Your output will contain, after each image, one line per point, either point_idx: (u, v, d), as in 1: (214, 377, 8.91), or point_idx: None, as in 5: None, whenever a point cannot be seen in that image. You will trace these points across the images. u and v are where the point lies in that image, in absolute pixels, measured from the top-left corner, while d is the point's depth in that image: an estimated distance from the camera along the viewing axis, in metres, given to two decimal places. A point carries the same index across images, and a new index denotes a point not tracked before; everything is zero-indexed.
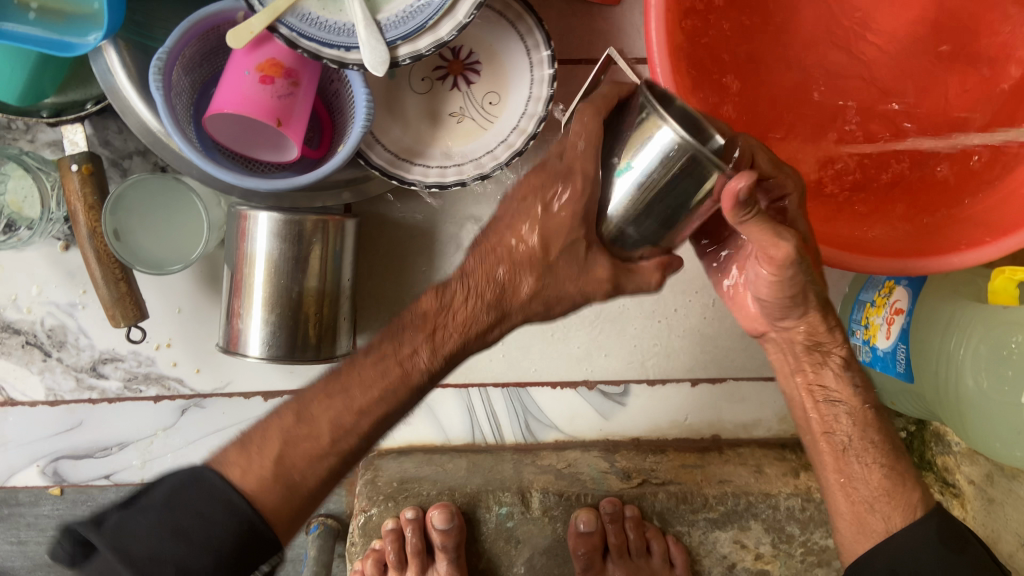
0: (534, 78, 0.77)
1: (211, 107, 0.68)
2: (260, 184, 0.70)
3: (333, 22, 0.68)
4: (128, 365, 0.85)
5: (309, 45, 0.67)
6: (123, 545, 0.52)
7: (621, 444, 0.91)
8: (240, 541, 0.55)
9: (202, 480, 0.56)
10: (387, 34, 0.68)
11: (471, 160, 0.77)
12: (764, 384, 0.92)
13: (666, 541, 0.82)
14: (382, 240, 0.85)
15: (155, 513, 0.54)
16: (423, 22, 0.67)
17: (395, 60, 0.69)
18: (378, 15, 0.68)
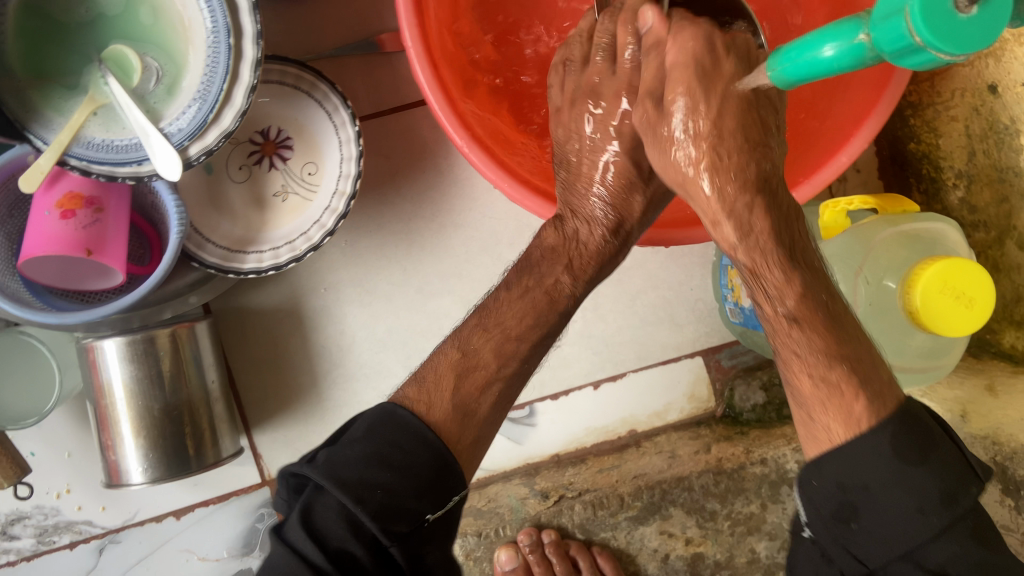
0: (341, 139, 0.77)
1: (22, 255, 0.68)
2: (87, 313, 0.69)
3: (119, 141, 0.69)
4: (35, 520, 0.84)
5: (102, 170, 0.67)
6: (338, 473, 0.49)
7: (541, 466, 0.89)
8: (437, 472, 0.52)
9: (396, 415, 0.54)
10: (174, 139, 0.69)
11: (301, 234, 0.78)
12: (663, 369, 0.90)
13: (591, 552, 0.90)
14: (249, 333, 0.85)
15: (361, 444, 0.51)
16: (204, 117, 0.68)
17: (189, 161, 0.69)
18: (161, 123, 0.69)
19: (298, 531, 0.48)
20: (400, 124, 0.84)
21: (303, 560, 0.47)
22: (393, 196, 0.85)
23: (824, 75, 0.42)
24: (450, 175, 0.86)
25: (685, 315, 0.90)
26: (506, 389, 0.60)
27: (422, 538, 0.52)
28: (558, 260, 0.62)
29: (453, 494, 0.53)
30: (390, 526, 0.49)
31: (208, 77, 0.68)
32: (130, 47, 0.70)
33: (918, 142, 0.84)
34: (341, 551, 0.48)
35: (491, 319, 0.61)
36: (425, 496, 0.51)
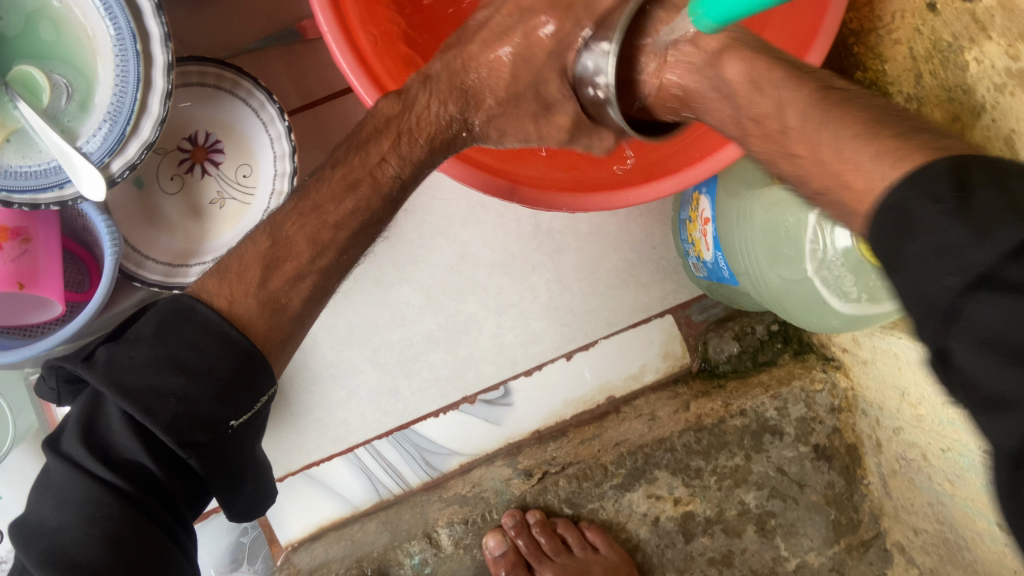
0: (272, 136, 0.74)
1: None
2: (29, 348, 0.67)
3: (37, 166, 0.66)
4: (12, 564, 0.81)
5: (23, 198, 0.65)
6: (120, 380, 0.50)
7: (522, 443, 0.89)
8: (236, 370, 0.54)
9: (192, 313, 0.54)
10: (92, 155, 0.66)
11: (242, 240, 0.75)
12: (634, 332, 0.89)
13: (580, 530, 0.87)
14: None
15: (152, 346, 0.52)
16: (122, 130, 0.65)
17: (112, 178, 0.66)
18: (77, 142, 0.66)
19: (77, 445, 0.52)
20: (335, 114, 0.81)
21: (88, 474, 0.51)
22: None
23: (746, 13, 0.40)
24: None
25: (649, 274, 0.89)
26: (320, 281, 0.60)
27: (228, 442, 0.55)
28: (387, 133, 0.58)
29: (259, 394, 0.55)
30: (189, 436, 0.52)
31: (119, 88, 0.65)
32: (35, 66, 0.66)
33: (864, 70, 0.82)
34: (129, 456, 0.51)
35: (309, 203, 0.58)
36: (223, 401, 0.53)
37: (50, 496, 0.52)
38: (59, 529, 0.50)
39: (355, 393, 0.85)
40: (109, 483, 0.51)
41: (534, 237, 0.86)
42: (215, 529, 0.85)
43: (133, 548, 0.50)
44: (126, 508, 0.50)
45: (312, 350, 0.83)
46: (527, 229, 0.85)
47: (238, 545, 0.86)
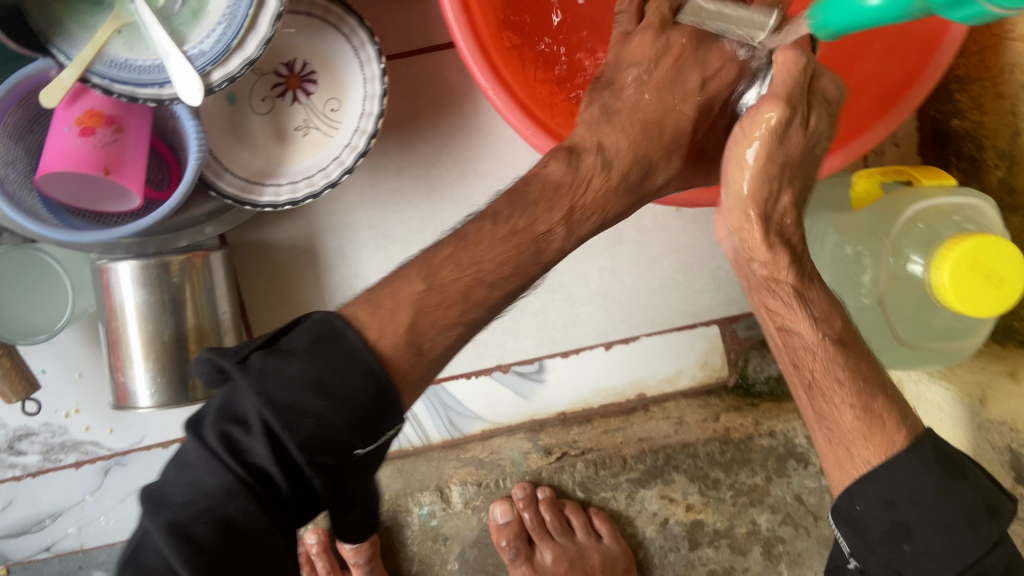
0: (366, 76, 0.76)
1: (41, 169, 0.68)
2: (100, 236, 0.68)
3: (142, 61, 0.68)
4: (43, 437, 0.85)
5: (124, 89, 0.67)
6: (269, 392, 0.44)
7: (546, 422, 0.90)
8: (376, 403, 0.46)
9: (344, 337, 0.47)
10: (196, 63, 0.68)
11: (320, 170, 0.76)
12: (678, 335, 0.90)
13: (587, 515, 0.90)
14: (262, 265, 0.84)
15: (303, 361, 0.45)
16: (228, 43, 0.67)
17: (210, 88, 0.68)
18: (185, 46, 0.68)
19: (213, 435, 0.44)
20: (429, 66, 0.82)
21: (224, 468, 0.43)
22: (416, 141, 0.84)
23: (864, 24, 0.40)
24: (474, 121, 0.84)
25: (704, 281, 0.89)
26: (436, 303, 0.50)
27: (353, 469, 0.47)
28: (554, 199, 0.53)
29: (391, 428, 0.48)
30: (317, 456, 0.45)
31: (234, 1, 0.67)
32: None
33: (962, 119, 0.80)
34: (262, 465, 0.44)
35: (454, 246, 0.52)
36: (360, 430, 0.45)
37: (179, 470, 0.45)
38: (183, 506, 0.43)
39: None
40: (239, 482, 0.43)
41: None
42: None
43: (224, 574, 0.41)
44: (254, 505, 0.43)
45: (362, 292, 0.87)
46: None
47: None
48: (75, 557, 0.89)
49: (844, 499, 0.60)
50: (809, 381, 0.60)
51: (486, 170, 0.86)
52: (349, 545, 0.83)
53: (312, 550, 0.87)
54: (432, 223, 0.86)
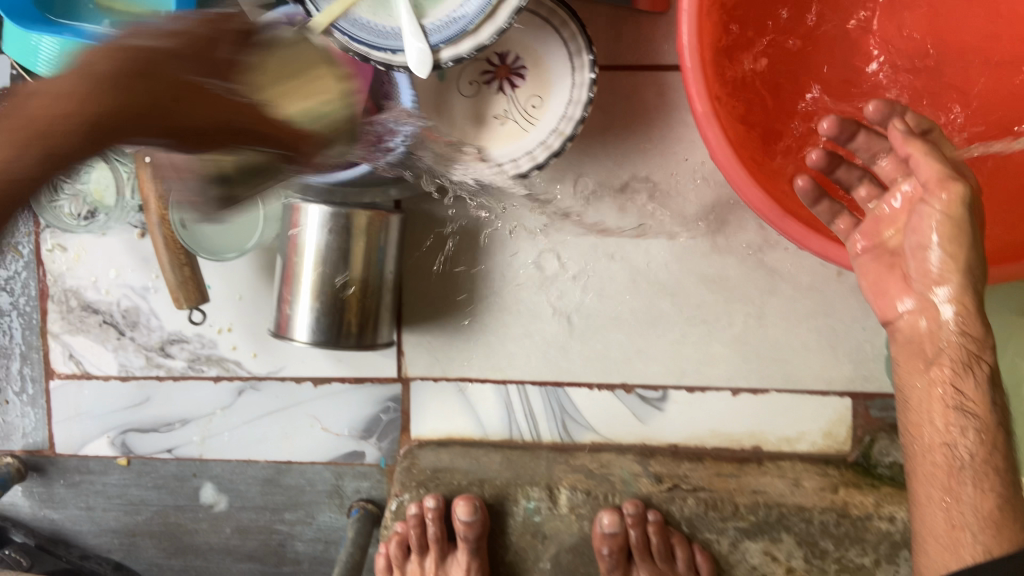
0: (575, 82, 0.78)
1: None
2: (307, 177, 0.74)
3: (383, 27, 0.72)
4: (193, 346, 0.91)
5: (358, 49, 0.72)
6: None
7: (657, 450, 0.90)
8: None
9: None
10: (431, 39, 0.72)
11: (511, 160, 0.79)
12: (809, 398, 0.89)
13: (690, 549, 0.83)
14: (429, 237, 0.88)
15: None
16: (465, 27, 0.71)
17: (440, 63, 0.73)
18: (424, 20, 0.72)
19: None
20: (628, 81, 0.84)
21: None
22: (600, 151, 0.86)
23: None
24: (660, 144, 0.85)
25: (847, 351, 0.88)
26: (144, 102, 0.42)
27: None
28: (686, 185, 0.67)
29: None
30: None
31: None
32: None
33: None
34: None
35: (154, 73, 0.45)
36: None
37: None
38: None
39: (531, 335, 0.90)
40: None
41: (755, 270, 0.87)
42: (361, 398, 0.91)
43: None
44: None
45: (511, 283, 0.89)
46: (751, 259, 0.87)
47: (375, 419, 0.92)
48: (191, 464, 0.93)
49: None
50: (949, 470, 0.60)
51: (660, 192, 0.86)
52: (463, 518, 0.81)
53: (428, 512, 0.83)
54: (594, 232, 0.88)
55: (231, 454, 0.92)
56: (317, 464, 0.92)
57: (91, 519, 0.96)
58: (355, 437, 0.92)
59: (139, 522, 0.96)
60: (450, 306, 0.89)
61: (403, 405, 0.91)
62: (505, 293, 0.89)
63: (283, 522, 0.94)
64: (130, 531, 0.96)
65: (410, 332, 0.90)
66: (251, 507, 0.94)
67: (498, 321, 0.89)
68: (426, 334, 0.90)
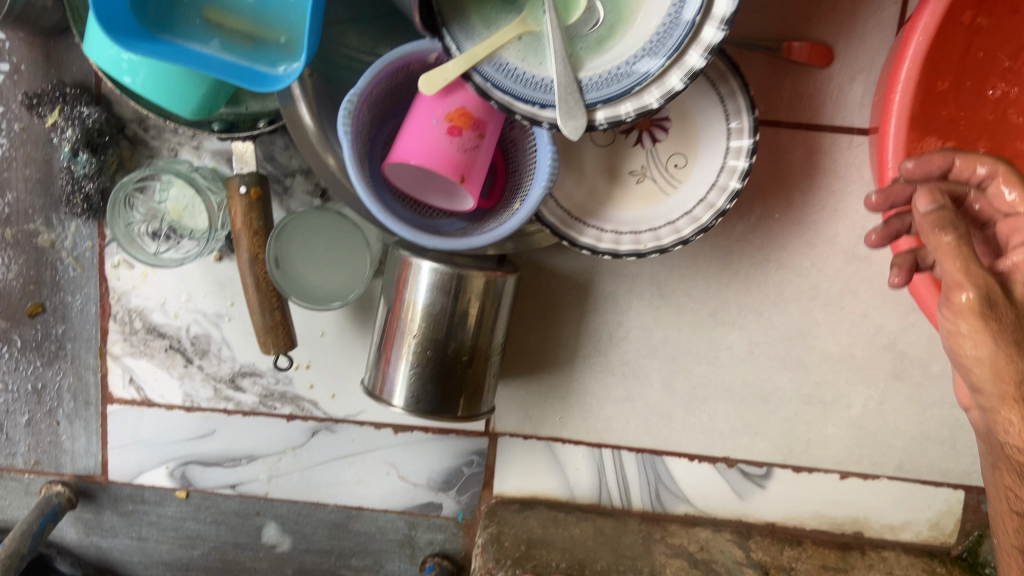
0: (730, 146, 0.70)
1: (397, 154, 0.66)
2: (434, 241, 0.66)
3: (533, 77, 0.63)
4: (266, 381, 0.84)
5: (502, 98, 0.62)
6: None
7: (755, 528, 0.85)
8: None
9: None
10: (587, 95, 0.63)
11: (648, 227, 0.72)
12: (920, 487, 0.84)
13: None
14: (535, 289, 0.81)
15: None
16: (629, 87, 0.62)
17: (592, 124, 0.63)
18: (580, 73, 0.63)
19: None
20: (771, 140, 0.77)
21: None
22: (731, 213, 0.79)
23: None
24: (799, 211, 0.78)
25: (967, 444, 0.83)
26: None
27: None
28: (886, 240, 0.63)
29: None
30: None
31: (648, 50, 0.62)
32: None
33: None
34: None
35: None
36: None
37: None
38: None
39: (632, 398, 0.84)
40: None
41: (883, 353, 0.81)
42: (444, 449, 0.85)
43: None
44: None
45: (618, 342, 0.83)
46: (881, 341, 0.81)
47: (457, 471, 0.86)
48: (256, 503, 0.87)
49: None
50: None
51: (789, 261, 0.79)
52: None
53: None
54: (714, 297, 0.81)
55: (298, 495, 0.87)
56: (390, 513, 0.87)
57: (142, 549, 0.90)
58: (434, 489, 0.86)
59: (194, 556, 0.90)
60: (549, 362, 0.83)
61: (488, 459, 0.86)
62: (610, 352, 0.83)
63: (348, 567, 0.89)
64: (184, 565, 0.90)
65: (504, 385, 0.84)
66: (315, 550, 0.88)
67: (599, 382, 0.83)
68: (522, 389, 0.84)
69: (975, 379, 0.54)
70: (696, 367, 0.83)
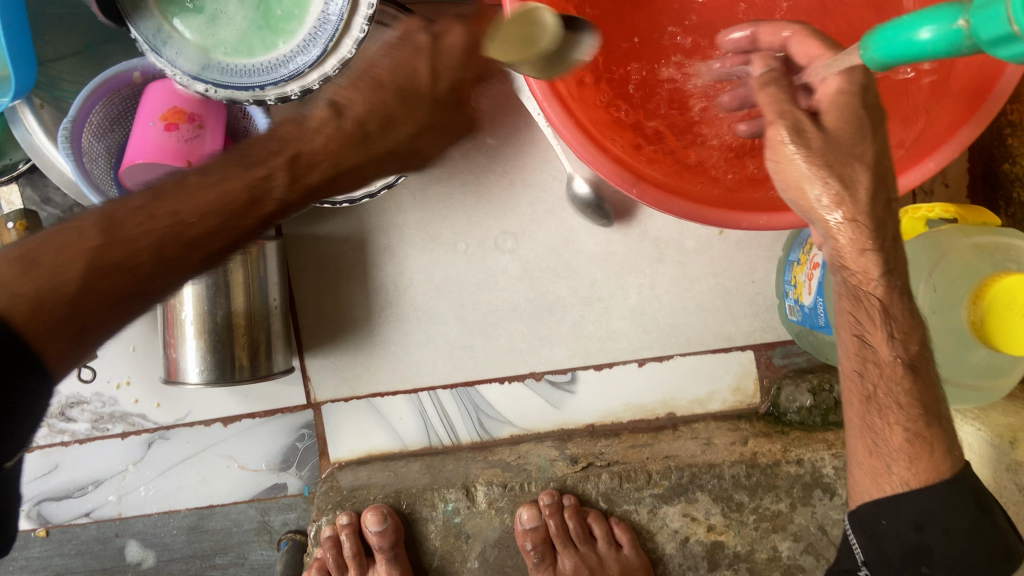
0: None
1: (126, 160, 0.70)
2: None
3: (237, 65, 0.67)
4: (93, 406, 0.88)
5: (211, 78, 0.66)
6: None
7: (575, 433, 0.91)
8: None
9: None
10: (281, 67, 0.67)
11: None
12: (711, 357, 0.90)
13: (609, 523, 0.87)
14: (314, 259, 0.88)
15: None
16: (324, 45, 0.65)
17: (284, 97, 0.67)
18: (274, 51, 0.67)
19: None
20: (487, 78, 0.85)
21: None
22: (469, 149, 0.86)
23: (916, 58, 0.41)
24: (528, 133, 0.87)
25: (740, 307, 0.89)
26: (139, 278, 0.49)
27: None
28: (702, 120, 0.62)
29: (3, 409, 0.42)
30: None
31: (320, 20, 0.66)
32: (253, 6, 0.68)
33: (1013, 163, 0.78)
34: None
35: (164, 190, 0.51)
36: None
37: None
38: None
39: (433, 339, 0.90)
40: None
41: (639, 242, 0.88)
42: (273, 431, 0.90)
43: None
44: None
45: (405, 291, 0.89)
46: (634, 232, 0.88)
47: (292, 448, 0.91)
48: (112, 525, 0.92)
49: (870, 508, 0.60)
50: (870, 394, 0.58)
51: (532, 181, 0.87)
52: (374, 528, 0.83)
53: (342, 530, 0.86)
54: (478, 229, 0.88)
55: (151, 507, 0.92)
56: (239, 504, 0.92)
57: None
58: (275, 470, 0.91)
59: None
60: (349, 325, 0.89)
61: (317, 430, 0.91)
62: (401, 302, 0.89)
63: (215, 566, 0.94)
64: None
65: (314, 356, 0.89)
66: (180, 558, 0.93)
67: (398, 332, 0.90)
68: (331, 356, 0.89)
69: (803, 210, 0.51)
70: (481, 295, 0.89)
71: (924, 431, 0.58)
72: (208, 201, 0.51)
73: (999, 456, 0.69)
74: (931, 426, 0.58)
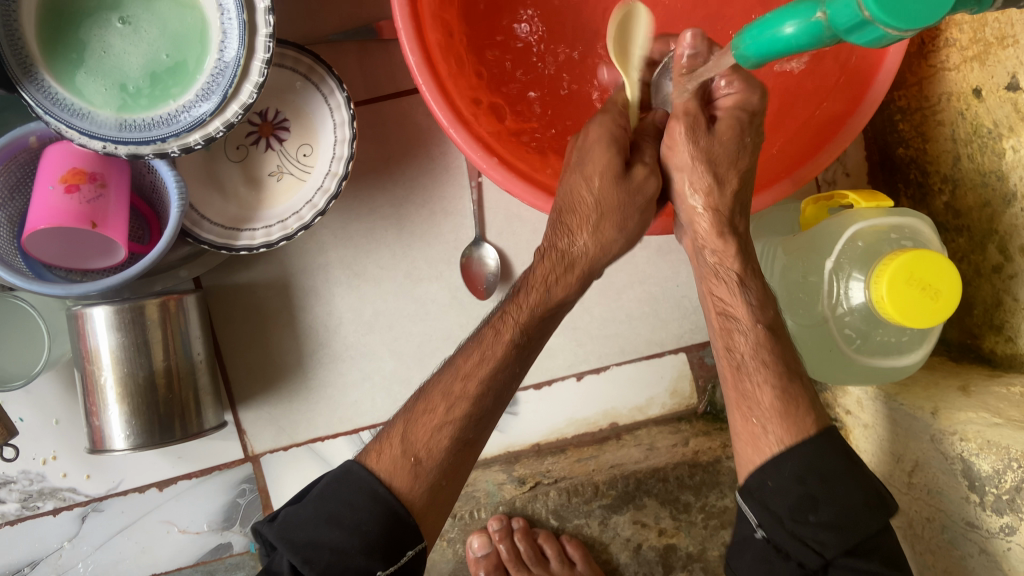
0: (337, 121, 0.78)
1: (26, 228, 0.68)
2: (91, 287, 0.67)
3: (138, 121, 0.66)
4: (20, 485, 0.85)
5: (111, 136, 0.64)
6: (292, 534, 0.59)
7: (522, 454, 0.90)
8: (386, 527, 0.60)
9: (352, 474, 0.62)
10: (184, 119, 0.66)
11: (293, 213, 0.79)
12: (645, 363, 0.91)
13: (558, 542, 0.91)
14: (237, 308, 0.86)
15: (315, 506, 0.60)
16: (224, 90, 0.64)
17: (189, 147, 0.65)
18: (176, 102, 0.67)
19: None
20: (396, 111, 0.85)
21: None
22: (386, 181, 0.87)
23: (786, 52, 0.46)
24: (441, 162, 0.87)
25: (670, 312, 0.90)
26: (463, 431, 0.64)
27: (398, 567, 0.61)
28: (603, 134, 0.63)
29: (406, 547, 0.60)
30: None
31: (219, 67, 0.65)
32: (151, 59, 0.68)
33: (907, 146, 0.81)
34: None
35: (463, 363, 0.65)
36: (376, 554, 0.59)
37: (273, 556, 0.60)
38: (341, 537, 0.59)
39: (368, 377, 0.89)
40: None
41: None
42: (212, 490, 0.88)
43: None
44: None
45: (335, 331, 0.88)
46: None
47: (233, 505, 0.89)
48: None
49: (755, 480, 0.60)
50: (739, 363, 0.63)
51: (450, 209, 0.88)
52: None
53: None
54: (402, 262, 0.88)
55: None
56: (184, 568, 0.89)
57: None
58: (217, 529, 0.89)
59: None
60: (282, 371, 0.88)
61: (258, 484, 0.89)
62: (332, 342, 0.89)
63: None
64: None
65: (247, 408, 0.88)
66: None
67: (333, 373, 0.89)
68: (264, 405, 0.88)
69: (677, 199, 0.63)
70: (412, 327, 0.89)
71: (789, 387, 0.62)
72: (483, 377, 0.64)
73: (920, 428, 0.70)
74: (792, 383, 0.62)
